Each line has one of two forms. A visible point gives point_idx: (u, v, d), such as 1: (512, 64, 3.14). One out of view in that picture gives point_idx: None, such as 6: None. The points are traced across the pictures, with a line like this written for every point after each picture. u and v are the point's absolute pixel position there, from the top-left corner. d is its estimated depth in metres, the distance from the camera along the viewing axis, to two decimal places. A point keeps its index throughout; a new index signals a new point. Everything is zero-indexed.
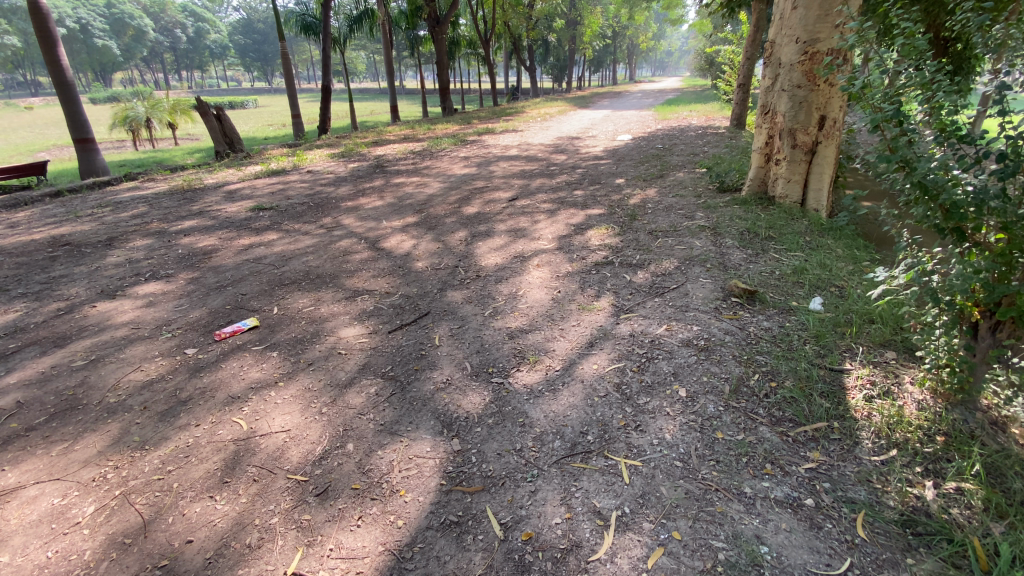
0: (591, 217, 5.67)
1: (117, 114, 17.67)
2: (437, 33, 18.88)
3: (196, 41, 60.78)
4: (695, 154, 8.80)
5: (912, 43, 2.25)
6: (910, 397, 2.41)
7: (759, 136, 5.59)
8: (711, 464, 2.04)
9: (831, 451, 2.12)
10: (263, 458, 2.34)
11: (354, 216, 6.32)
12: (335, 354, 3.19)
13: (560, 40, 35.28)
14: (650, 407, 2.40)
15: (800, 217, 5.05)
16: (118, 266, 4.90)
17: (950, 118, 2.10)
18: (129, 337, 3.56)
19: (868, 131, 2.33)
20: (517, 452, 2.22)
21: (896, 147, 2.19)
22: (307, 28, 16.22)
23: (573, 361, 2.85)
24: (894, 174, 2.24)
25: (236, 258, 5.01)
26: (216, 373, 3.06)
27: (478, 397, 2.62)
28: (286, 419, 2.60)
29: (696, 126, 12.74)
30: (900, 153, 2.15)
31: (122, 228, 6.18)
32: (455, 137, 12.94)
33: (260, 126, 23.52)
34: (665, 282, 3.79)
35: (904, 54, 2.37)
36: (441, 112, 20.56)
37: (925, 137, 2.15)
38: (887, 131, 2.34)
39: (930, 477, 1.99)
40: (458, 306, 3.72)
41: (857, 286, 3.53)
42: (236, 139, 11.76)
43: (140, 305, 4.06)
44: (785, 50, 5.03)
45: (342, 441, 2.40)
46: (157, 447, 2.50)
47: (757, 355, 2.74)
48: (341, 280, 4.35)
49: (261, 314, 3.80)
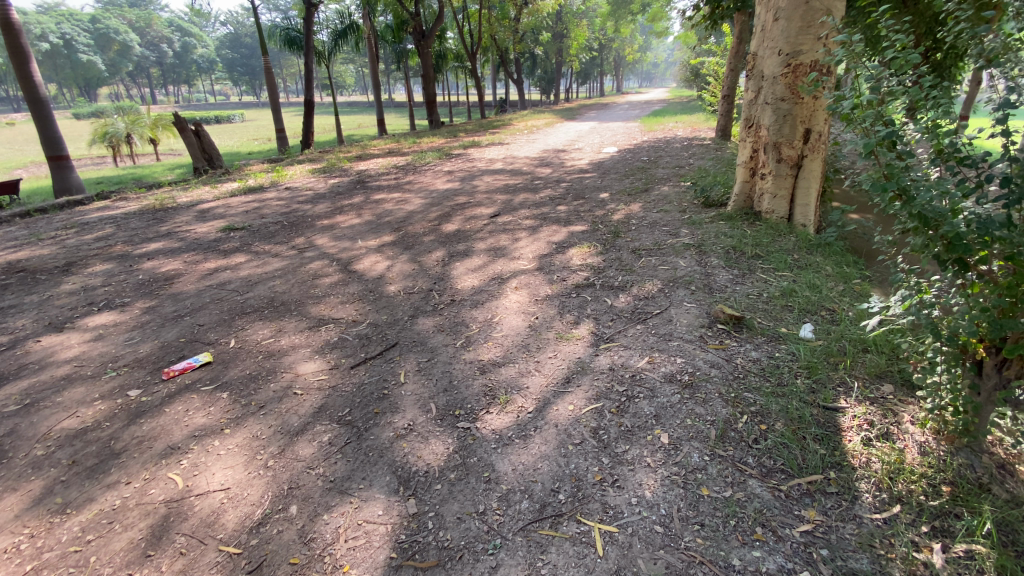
0: (574, 235, 5.46)
1: (95, 130, 17.23)
2: (423, 47, 18.68)
3: (183, 55, 60.48)
4: (680, 167, 8.67)
5: (904, 58, 2.05)
6: (912, 439, 2.22)
7: (743, 150, 5.44)
8: (695, 529, 1.81)
9: (829, 509, 1.89)
10: (194, 524, 2.08)
11: (328, 236, 6.06)
12: (290, 395, 2.91)
13: (547, 53, 35.43)
14: (629, 458, 2.17)
15: (786, 232, 4.89)
16: (71, 294, 4.61)
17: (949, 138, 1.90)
18: (70, 377, 3.27)
19: (860, 154, 2.15)
20: (479, 516, 1.97)
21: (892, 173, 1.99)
22: (292, 42, 15.86)
23: (547, 401, 2.62)
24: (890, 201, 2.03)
25: (199, 284, 4.73)
26: (158, 420, 2.78)
27: (441, 446, 2.38)
28: (227, 474, 2.34)
29: (681, 138, 12.66)
30: (898, 179, 1.96)
31: (83, 252, 5.87)
32: (441, 150, 12.78)
33: (244, 140, 23.15)
34: (648, 306, 3.59)
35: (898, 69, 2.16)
36: (429, 125, 20.38)
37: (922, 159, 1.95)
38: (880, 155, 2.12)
39: (937, 537, 1.78)
40: (428, 336, 3.46)
41: (849, 310, 3.36)
42: (215, 155, 11.45)
43: (88, 339, 3.76)
44: (767, 62, 4.91)
45: (285, 502, 2.14)
46: (79, 510, 2.22)
47: (745, 392, 2.52)
48: (307, 307, 4.08)
49: (216, 348, 3.51)
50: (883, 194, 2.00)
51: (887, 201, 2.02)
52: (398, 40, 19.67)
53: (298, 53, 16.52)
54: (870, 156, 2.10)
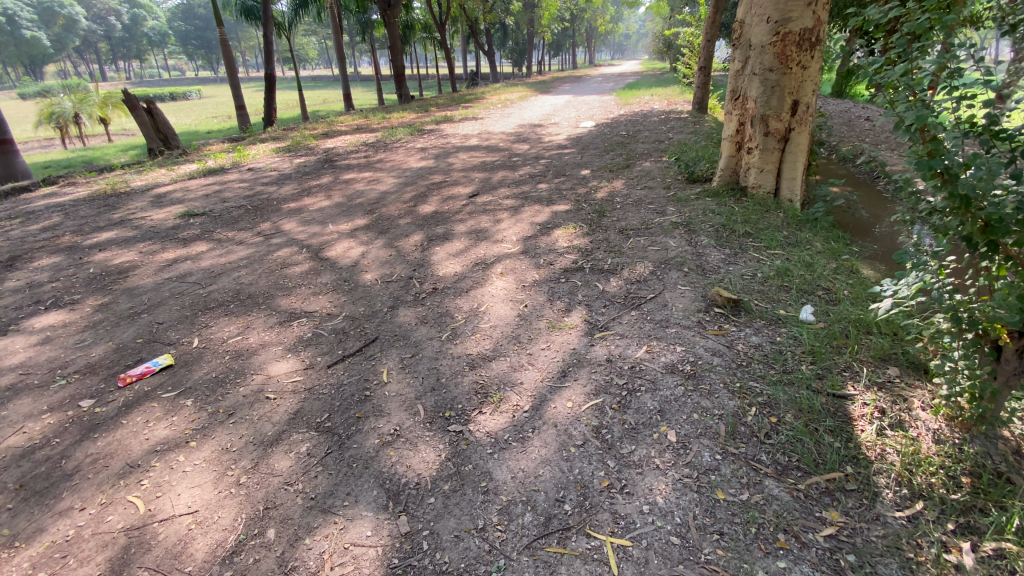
0: (558, 215, 5.24)
1: (38, 110, 15.97)
2: (389, 17, 17.73)
3: (132, 28, 56.71)
4: (660, 142, 8.48)
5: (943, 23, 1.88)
6: (925, 426, 2.13)
7: (729, 123, 5.27)
8: (714, 539, 1.70)
9: (851, 509, 1.80)
10: (160, 556, 1.86)
11: (296, 221, 5.70)
12: (261, 400, 2.67)
13: (517, 23, 34.42)
14: (636, 459, 2.03)
15: (774, 208, 4.78)
16: (15, 292, 4.19)
17: (991, 111, 1.76)
18: (13, 387, 2.93)
19: (903, 130, 1.98)
20: (479, 533, 1.81)
21: (938, 150, 1.85)
22: (248, 13, 14.86)
23: (543, 398, 2.45)
24: (934, 181, 1.89)
25: (157, 277, 4.36)
26: (115, 433, 2.49)
27: (432, 452, 2.20)
28: (194, 495, 2.10)
29: (658, 111, 12.43)
30: (942, 158, 1.85)
31: (27, 244, 5.37)
32: (413, 126, 12.28)
33: (203, 118, 21.92)
34: (641, 291, 3.43)
35: (936, 37, 1.98)
36: (399, 99, 19.57)
37: (963, 136, 1.81)
38: (925, 131, 1.95)
39: (965, 536, 1.71)
40: (411, 329, 3.24)
41: (846, 290, 3.27)
42: (170, 134, 10.69)
43: (34, 343, 3.40)
44: (755, 30, 4.71)
45: (262, 525, 1.94)
46: (28, 544, 1.95)
47: (750, 381, 2.40)
48: (276, 300, 3.79)
49: (178, 350, 3.21)
50: (927, 174, 1.87)
51: (927, 179, 1.90)
52: (363, 10, 18.62)
53: (255, 23, 15.51)
54: (907, 132, 1.95)
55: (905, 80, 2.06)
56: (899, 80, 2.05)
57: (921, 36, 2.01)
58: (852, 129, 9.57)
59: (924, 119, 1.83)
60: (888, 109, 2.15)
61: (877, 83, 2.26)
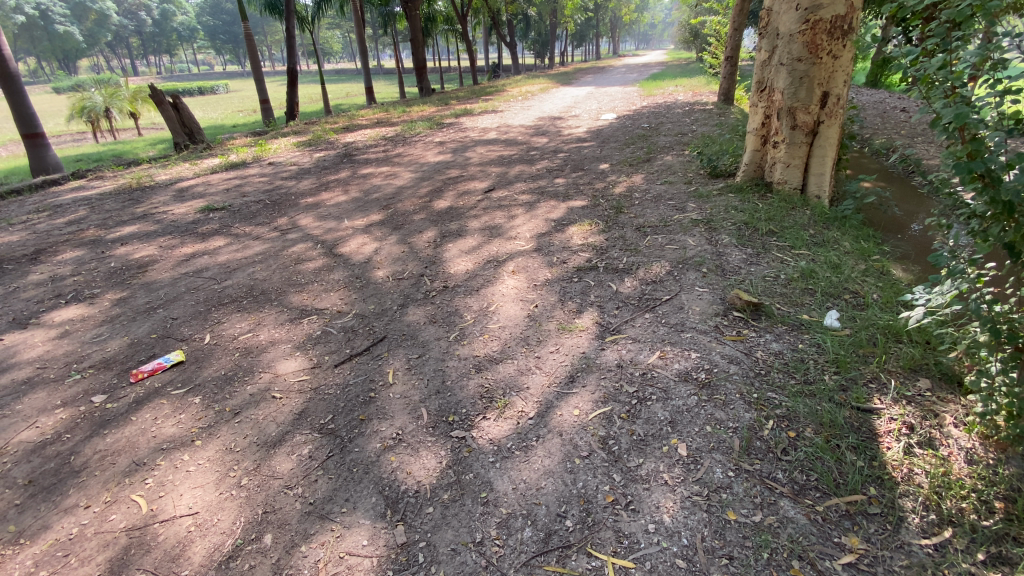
0: (574, 211, 5.12)
1: (72, 105, 16.45)
2: (411, 9, 17.67)
3: (162, 23, 58.01)
4: (683, 134, 8.24)
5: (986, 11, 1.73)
6: (957, 445, 1.98)
7: (754, 116, 5.06)
8: (723, 563, 1.61)
9: (873, 535, 1.68)
10: (159, 558, 1.86)
11: (312, 216, 5.71)
12: (267, 399, 2.66)
13: (540, 14, 33.97)
14: (643, 474, 1.95)
15: (800, 205, 4.58)
16: (39, 285, 4.29)
17: None
18: (31, 380, 2.98)
19: (940, 128, 1.83)
20: (476, 547, 1.76)
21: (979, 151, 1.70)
22: (271, 7, 14.98)
23: (549, 405, 2.38)
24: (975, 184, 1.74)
25: (174, 272, 4.41)
26: (123, 431, 2.51)
27: (433, 459, 2.15)
28: (195, 496, 2.09)
29: (681, 103, 12.09)
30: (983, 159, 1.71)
31: (54, 238, 5.51)
32: (432, 119, 12.22)
33: (229, 112, 22.29)
34: (657, 292, 3.31)
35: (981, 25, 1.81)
36: (420, 92, 19.51)
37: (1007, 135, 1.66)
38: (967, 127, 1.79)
39: (996, 568, 1.58)
40: (419, 329, 3.19)
41: (875, 294, 3.09)
42: (195, 129, 10.87)
43: (53, 337, 3.46)
44: (784, 18, 4.50)
45: (259, 530, 1.92)
46: (33, 541, 1.97)
47: (768, 392, 2.27)
48: (287, 296, 3.79)
49: (189, 346, 3.23)
50: (966, 178, 1.73)
51: (966, 183, 1.76)
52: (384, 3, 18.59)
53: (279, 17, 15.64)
54: (945, 131, 1.80)
55: (944, 73, 1.90)
56: (937, 73, 1.88)
57: (963, 25, 1.84)
58: (887, 121, 9.15)
59: (964, 116, 1.69)
60: (925, 104, 1.99)
61: (913, 75, 2.09)
